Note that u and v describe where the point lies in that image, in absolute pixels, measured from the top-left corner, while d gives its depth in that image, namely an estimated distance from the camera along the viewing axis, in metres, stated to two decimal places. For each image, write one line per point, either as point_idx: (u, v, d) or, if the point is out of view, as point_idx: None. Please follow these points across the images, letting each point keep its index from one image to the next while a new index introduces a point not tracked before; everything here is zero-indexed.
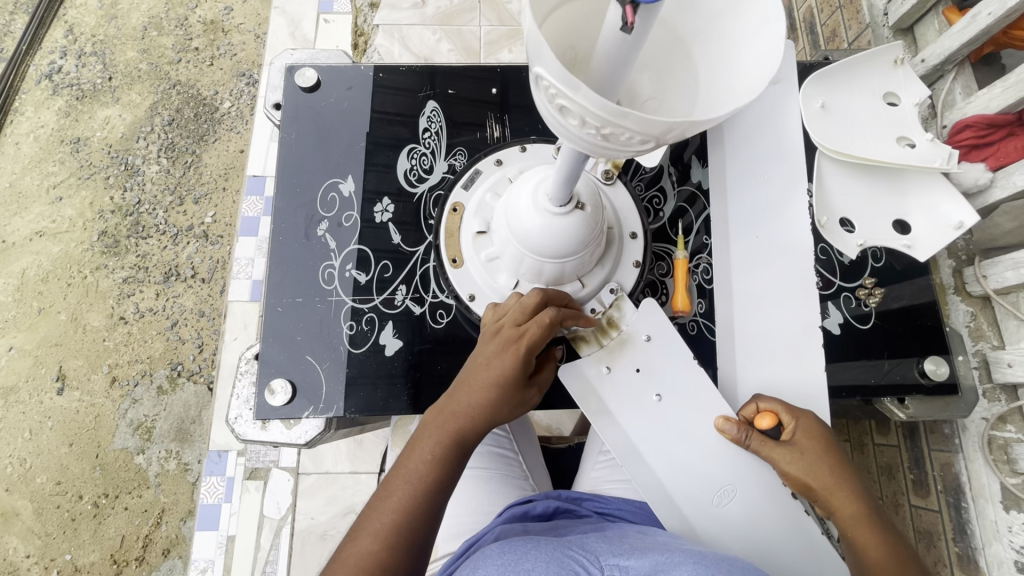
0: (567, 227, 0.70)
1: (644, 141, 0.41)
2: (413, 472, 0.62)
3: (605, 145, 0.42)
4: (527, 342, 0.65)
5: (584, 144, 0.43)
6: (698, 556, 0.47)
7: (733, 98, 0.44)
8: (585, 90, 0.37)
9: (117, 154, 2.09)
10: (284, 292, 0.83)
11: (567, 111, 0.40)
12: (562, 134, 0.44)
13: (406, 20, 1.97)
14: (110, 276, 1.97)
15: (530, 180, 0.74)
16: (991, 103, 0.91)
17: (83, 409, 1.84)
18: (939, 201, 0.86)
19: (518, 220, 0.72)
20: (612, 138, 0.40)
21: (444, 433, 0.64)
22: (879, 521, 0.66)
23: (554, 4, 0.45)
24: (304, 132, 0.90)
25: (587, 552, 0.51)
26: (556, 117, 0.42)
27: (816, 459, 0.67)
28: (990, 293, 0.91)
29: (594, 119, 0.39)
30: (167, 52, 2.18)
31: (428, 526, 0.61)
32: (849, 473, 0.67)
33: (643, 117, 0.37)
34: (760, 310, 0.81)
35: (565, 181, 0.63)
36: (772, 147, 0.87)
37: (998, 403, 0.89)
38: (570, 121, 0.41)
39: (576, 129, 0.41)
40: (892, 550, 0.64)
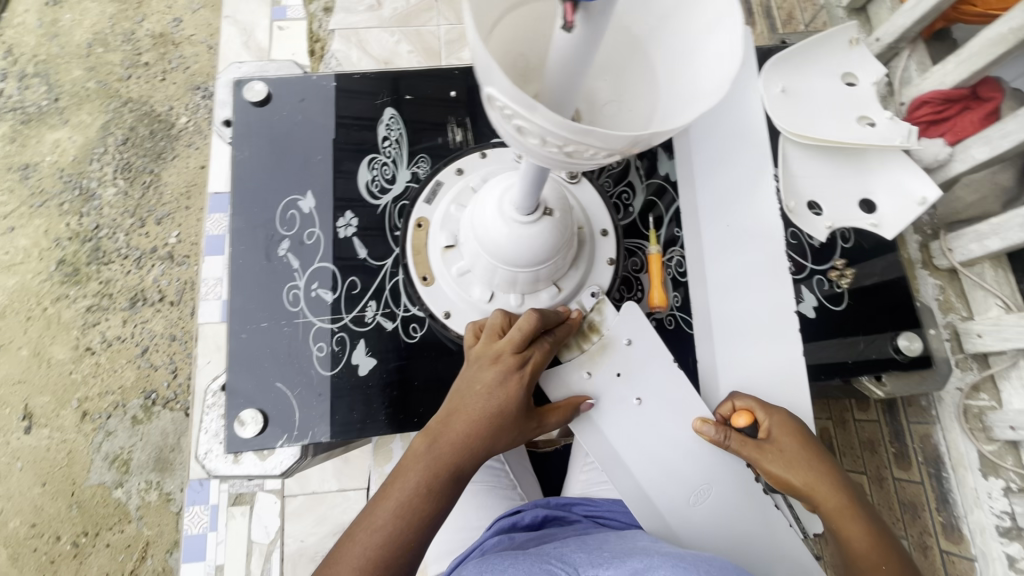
0: (536, 235, 0.68)
1: (608, 154, 0.39)
2: (404, 505, 0.59)
3: (568, 161, 0.40)
4: (529, 373, 0.64)
5: (547, 161, 0.41)
6: (678, 558, 0.46)
7: (693, 101, 0.42)
8: (542, 109, 0.35)
9: (69, 179, 2.00)
10: (248, 317, 0.79)
11: (526, 131, 0.38)
12: (522, 152, 0.42)
13: (363, 23, 1.93)
14: (72, 306, 1.88)
15: (494, 189, 0.72)
16: (946, 79, 0.93)
17: (54, 446, 1.76)
18: (904, 178, 0.87)
19: (486, 231, 0.70)
20: (576, 154, 0.38)
21: (437, 464, 0.61)
22: (861, 510, 0.66)
23: (499, 13, 0.43)
24: (258, 148, 0.86)
25: (565, 563, 0.49)
26: (516, 137, 0.40)
27: (796, 455, 0.67)
28: (956, 265, 0.93)
29: (555, 137, 0.37)
30: (116, 69, 2.09)
31: (418, 555, 0.59)
32: (827, 465, 0.68)
33: (608, 133, 0.35)
34: (735, 303, 0.80)
35: (531, 188, 0.61)
36: (735, 136, 0.87)
37: (970, 371, 0.91)
38: (529, 140, 0.39)
39: (538, 149, 0.39)
40: (875, 539, 0.64)
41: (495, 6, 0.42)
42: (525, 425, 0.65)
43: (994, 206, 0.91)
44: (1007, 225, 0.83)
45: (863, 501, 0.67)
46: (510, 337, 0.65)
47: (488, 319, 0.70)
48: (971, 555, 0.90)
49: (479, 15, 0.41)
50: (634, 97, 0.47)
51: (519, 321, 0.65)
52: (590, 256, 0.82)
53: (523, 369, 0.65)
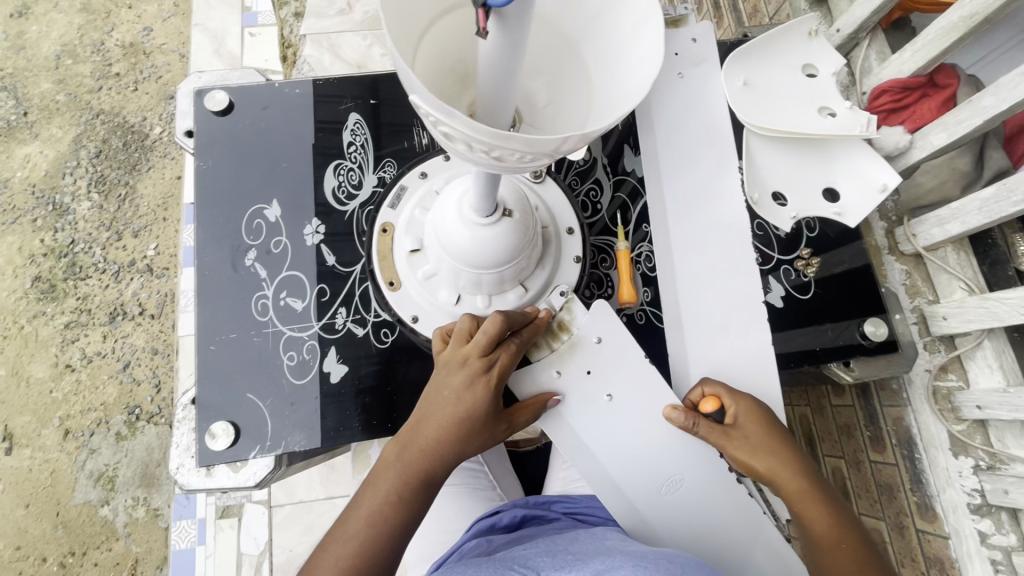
0: (497, 236, 0.68)
1: (536, 158, 0.39)
2: (375, 514, 0.59)
3: (498, 166, 0.40)
4: (496, 375, 0.64)
5: (478, 165, 0.41)
6: (639, 557, 0.47)
7: (621, 100, 0.43)
8: (461, 116, 0.35)
9: (42, 194, 1.96)
10: (216, 329, 0.78)
11: (453, 137, 0.38)
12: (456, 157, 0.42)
13: (335, 28, 1.91)
14: (49, 323, 1.85)
15: (453, 192, 0.72)
16: (903, 68, 0.95)
17: (37, 466, 1.73)
18: (864, 167, 0.88)
19: (447, 235, 0.70)
20: (503, 159, 0.39)
21: (406, 470, 0.61)
22: (824, 493, 0.67)
23: (429, 20, 0.44)
24: (220, 158, 0.85)
25: (528, 568, 0.49)
26: (446, 143, 0.40)
27: (760, 440, 0.68)
28: (921, 250, 0.94)
29: (480, 143, 0.37)
30: (86, 81, 2.06)
31: (392, 562, 0.60)
32: (792, 449, 0.69)
33: (527, 137, 0.35)
34: (704, 295, 0.81)
35: (486, 189, 0.61)
36: (697, 131, 0.88)
37: (938, 354, 0.93)
38: (458, 146, 0.39)
39: (466, 154, 0.39)
40: (837, 522, 0.65)
41: (423, 15, 0.43)
42: (496, 427, 0.65)
43: (954, 191, 0.92)
44: (967, 208, 0.85)
45: (828, 485, 0.68)
46: (476, 342, 0.64)
47: (457, 324, 0.69)
48: (945, 533, 0.92)
49: (405, 22, 0.41)
50: (570, 98, 0.48)
51: (485, 325, 0.65)
52: (556, 254, 0.83)
53: (490, 371, 0.64)
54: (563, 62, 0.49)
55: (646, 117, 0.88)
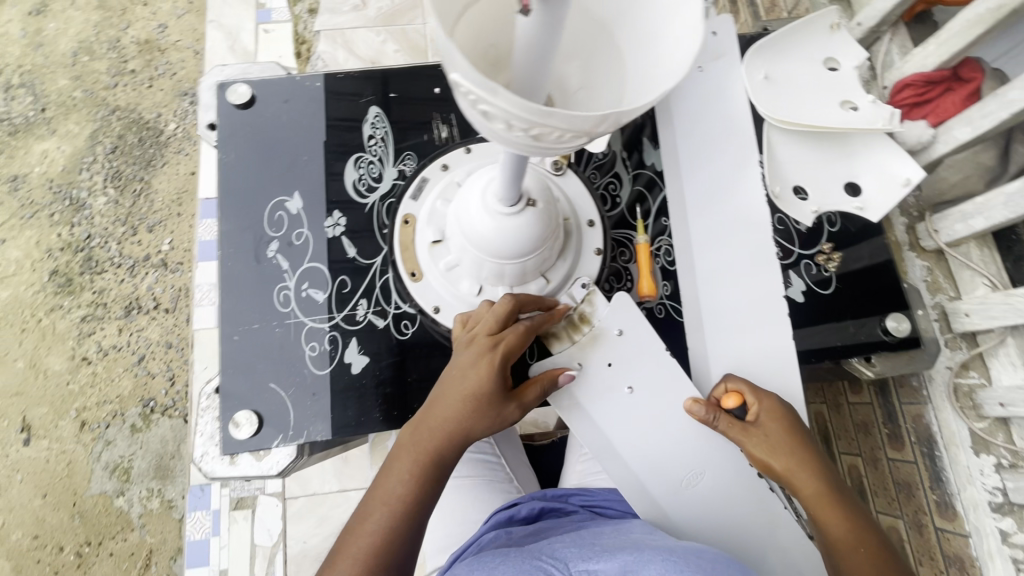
0: (521, 226, 0.68)
1: (573, 137, 0.39)
2: (393, 495, 0.61)
3: (534, 146, 0.40)
4: (502, 350, 0.64)
5: (514, 146, 0.41)
6: (667, 551, 0.47)
7: (654, 80, 0.43)
8: (504, 92, 0.35)
9: (59, 189, 1.99)
10: (239, 319, 0.79)
11: (492, 116, 0.38)
12: (491, 139, 0.42)
13: (349, 24, 1.92)
14: (67, 317, 1.88)
15: (477, 183, 0.73)
16: (927, 61, 0.94)
17: (54, 457, 1.76)
18: (887, 161, 0.87)
19: (471, 225, 0.70)
20: (541, 138, 0.39)
21: (419, 452, 0.62)
22: (841, 496, 0.66)
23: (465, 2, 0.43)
24: (243, 150, 0.86)
25: (555, 559, 0.50)
26: (484, 123, 0.40)
27: (778, 438, 0.68)
28: (943, 246, 0.94)
29: (520, 121, 0.37)
30: (102, 77, 2.08)
31: (411, 543, 0.60)
32: (811, 450, 0.69)
33: (569, 113, 0.35)
34: (725, 289, 0.81)
35: (512, 178, 0.61)
36: (719, 124, 0.87)
37: (959, 351, 0.92)
38: (496, 124, 0.39)
39: (504, 133, 0.39)
40: (853, 524, 0.65)
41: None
42: (507, 407, 0.65)
43: (978, 186, 0.91)
44: (991, 204, 0.84)
45: (846, 488, 0.68)
46: (484, 321, 0.66)
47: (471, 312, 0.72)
48: (965, 532, 0.91)
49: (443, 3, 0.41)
50: (603, 83, 0.48)
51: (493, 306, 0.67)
52: (577, 246, 0.83)
53: (497, 348, 0.65)
54: (593, 46, 0.49)
55: (666, 111, 0.89)
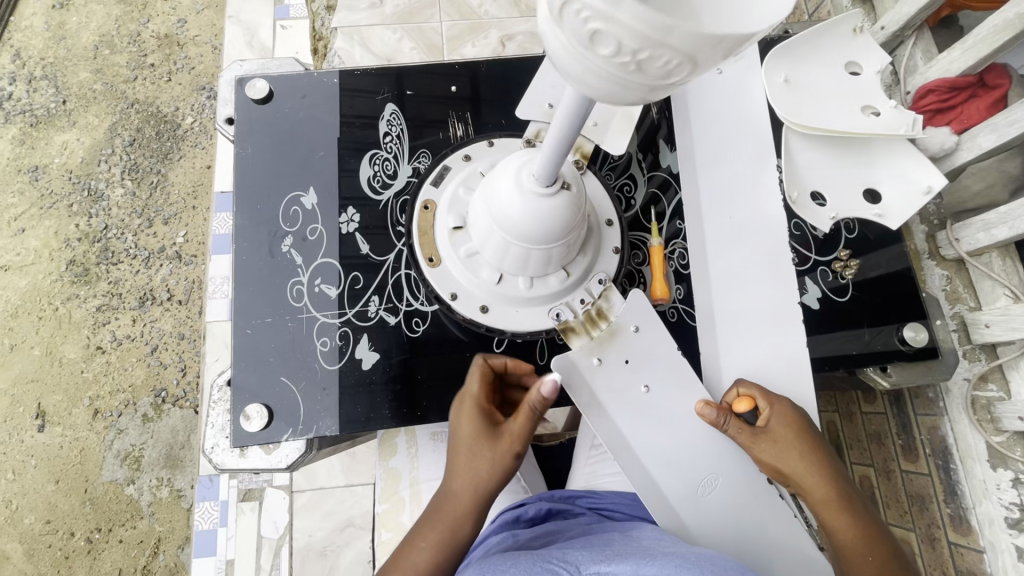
0: (554, 208, 0.68)
1: (677, 72, 0.36)
2: (416, 567, 0.61)
3: (632, 79, 0.37)
4: (478, 397, 0.68)
5: (609, 80, 0.37)
6: (681, 559, 0.46)
7: None
8: (628, 3, 0.32)
9: (78, 180, 2.02)
10: (252, 312, 0.80)
11: (600, 37, 0.35)
12: (583, 74, 0.38)
13: (365, 21, 1.93)
14: (83, 306, 1.90)
15: (510, 163, 0.72)
16: (952, 66, 0.92)
17: (67, 444, 1.79)
18: (908, 167, 0.86)
19: (499, 206, 0.70)
20: (645, 67, 0.35)
21: (432, 519, 0.64)
22: (851, 503, 0.65)
23: None
24: (260, 144, 0.87)
25: (566, 562, 0.49)
26: (585, 48, 0.36)
27: (789, 443, 0.67)
28: (963, 255, 0.92)
29: (632, 39, 0.34)
30: (122, 71, 2.11)
31: None
32: (821, 457, 0.67)
33: (691, 30, 0.32)
34: (742, 293, 0.80)
35: (556, 156, 0.59)
36: (739, 126, 0.86)
37: (978, 363, 0.91)
38: (600, 49, 0.36)
39: (607, 60, 0.36)
40: (862, 533, 0.63)
41: None
42: (508, 459, 0.64)
43: (1001, 196, 0.90)
44: (1015, 213, 0.82)
45: (859, 496, 0.66)
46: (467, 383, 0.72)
47: None
48: (979, 547, 0.89)
49: None
50: None
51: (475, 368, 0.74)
52: (597, 245, 0.82)
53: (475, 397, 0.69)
54: None
55: (684, 112, 0.88)
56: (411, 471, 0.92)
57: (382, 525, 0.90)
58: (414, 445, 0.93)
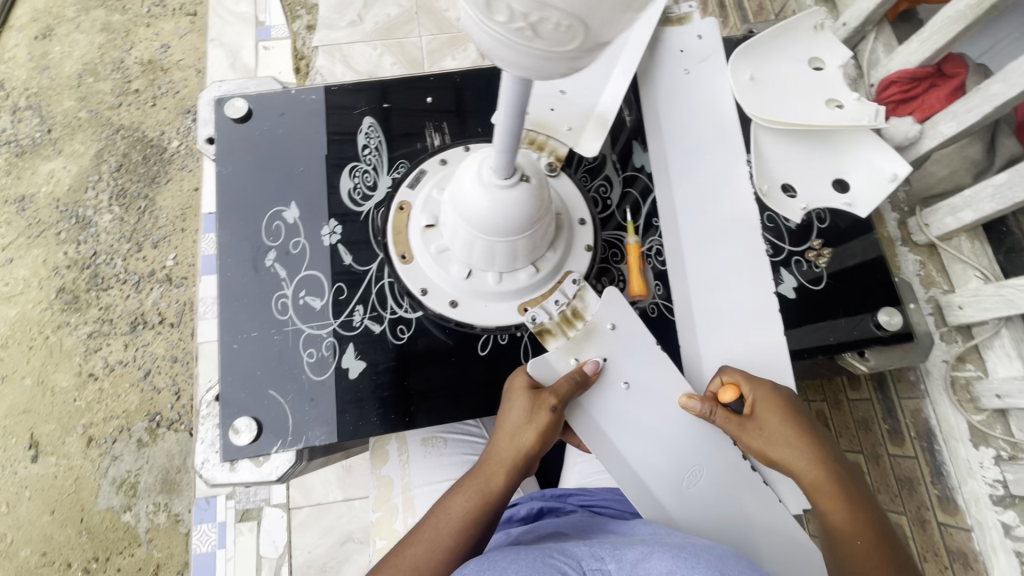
0: (516, 201, 0.69)
1: (574, 37, 0.37)
2: (455, 518, 0.64)
3: (533, 46, 0.38)
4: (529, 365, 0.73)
5: (515, 51, 0.38)
6: (678, 549, 0.43)
7: None
8: None
9: (65, 209, 2.02)
10: (239, 327, 0.81)
11: (493, 5, 0.35)
12: (492, 47, 0.39)
13: (345, 39, 1.96)
14: (73, 333, 1.90)
15: (474, 158, 0.74)
16: (911, 58, 0.95)
17: (61, 473, 1.77)
18: (873, 157, 0.89)
19: (465, 201, 0.72)
20: (540, 31, 0.36)
21: (476, 474, 0.69)
22: (839, 483, 0.66)
23: None
24: (241, 163, 0.88)
25: (567, 555, 0.44)
26: (483, 16, 0.37)
27: (778, 428, 0.68)
28: (934, 240, 0.94)
29: (520, 4, 0.34)
30: (106, 98, 2.13)
31: (461, 546, 0.63)
32: (807, 437, 0.68)
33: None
34: (717, 286, 0.81)
35: (508, 150, 0.62)
36: (710, 127, 0.89)
37: (955, 344, 0.93)
38: (496, 17, 0.36)
39: (504, 28, 0.37)
40: (852, 516, 0.64)
41: None
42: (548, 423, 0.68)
43: (966, 179, 0.92)
44: (979, 196, 0.85)
45: (849, 475, 0.67)
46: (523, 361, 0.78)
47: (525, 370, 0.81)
48: (968, 526, 0.90)
49: None
50: None
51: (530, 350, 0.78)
52: (568, 242, 0.84)
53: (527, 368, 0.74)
54: None
55: (655, 111, 0.90)
56: (403, 477, 0.92)
57: (378, 533, 0.91)
58: (404, 451, 0.93)
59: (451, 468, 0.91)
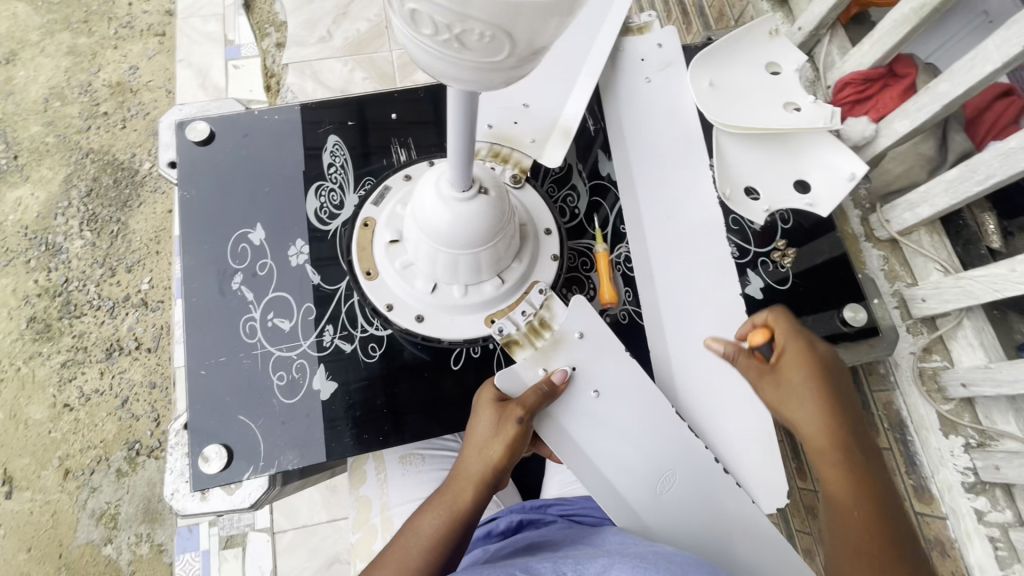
0: (475, 213, 0.70)
1: (500, 49, 0.37)
2: (424, 536, 0.65)
3: (463, 58, 0.38)
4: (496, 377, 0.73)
5: (446, 63, 0.39)
6: (642, 559, 0.44)
7: None
8: None
9: (34, 236, 1.98)
10: (206, 353, 0.80)
11: (418, 18, 0.36)
12: (426, 60, 0.40)
13: (316, 55, 1.97)
14: (46, 363, 1.85)
15: (433, 173, 0.74)
16: (863, 60, 0.98)
17: (38, 508, 1.72)
18: (830, 157, 0.91)
19: (425, 215, 0.72)
20: (466, 43, 0.37)
21: (447, 492, 0.69)
22: (845, 449, 0.70)
23: None
24: (204, 186, 0.87)
25: (532, 571, 0.45)
26: (413, 30, 0.38)
27: (799, 380, 0.74)
28: (896, 235, 0.96)
29: (442, 16, 0.35)
30: (74, 121, 2.09)
31: (430, 565, 0.62)
32: (828, 400, 0.73)
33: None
34: (683, 290, 0.83)
35: (462, 163, 0.62)
36: (670, 135, 0.91)
37: (921, 336, 0.94)
38: (424, 30, 0.37)
39: (433, 40, 0.37)
40: (850, 476, 0.69)
41: None
42: (514, 435, 0.67)
43: (921, 175, 0.95)
44: (934, 191, 0.87)
45: (861, 446, 0.71)
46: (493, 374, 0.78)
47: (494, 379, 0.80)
48: (942, 514, 0.91)
49: None
50: None
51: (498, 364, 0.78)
52: (534, 252, 0.85)
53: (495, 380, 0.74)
54: None
55: (618, 121, 0.92)
56: (381, 497, 0.91)
57: (358, 554, 0.90)
58: (382, 469, 0.92)
59: (428, 485, 0.90)
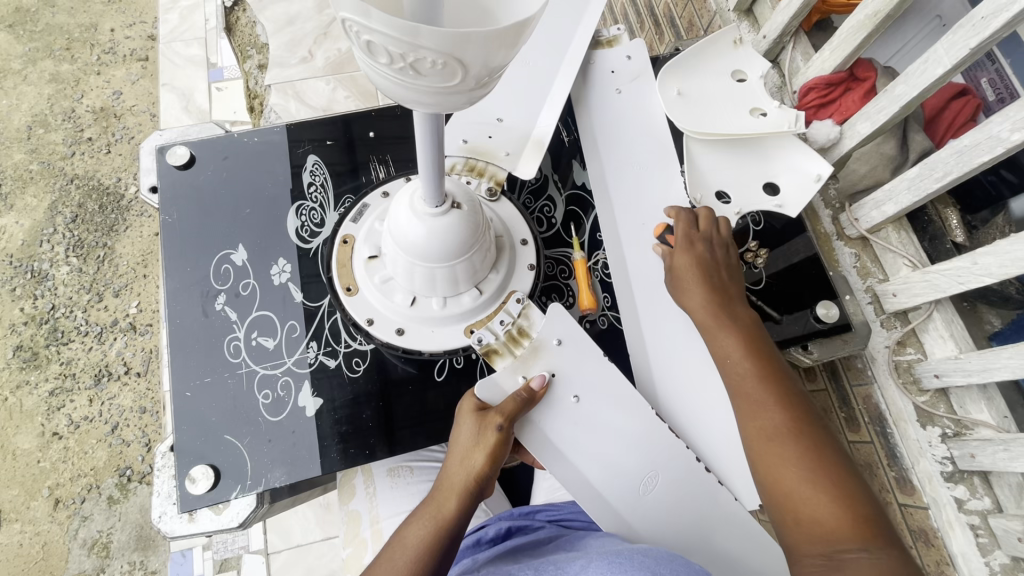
0: (449, 227, 0.71)
1: (452, 74, 0.39)
2: (410, 546, 0.65)
3: (419, 83, 0.40)
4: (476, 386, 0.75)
5: (402, 87, 0.41)
6: (615, 553, 0.47)
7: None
8: (376, 14, 0.35)
9: (20, 264, 1.97)
10: (191, 374, 0.80)
11: (374, 48, 0.38)
12: (386, 86, 0.42)
13: (298, 76, 1.99)
14: (34, 392, 1.83)
15: (407, 190, 0.75)
16: (824, 66, 1.01)
17: (27, 540, 1.69)
18: (798, 159, 0.94)
19: (401, 231, 0.73)
20: (420, 70, 0.38)
21: (434, 502, 0.70)
22: (730, 318, 0.76)
23: None
24: (185, 209, 0.89)
25: None
26: (370, 58, 0.39)
27: (685, 271, 0.81)
28: (865, 233, 0.99)
29: (395, 46, 0.37)
30: (59, 149, 2.10)
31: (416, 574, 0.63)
32: (711, 279, 0.80)
33: (435, 29, 0.34)
34: (658, 294, 0.84)
35: (434, 179, 0.64)
36: (641, 144, 0.94)
37: (895, 329, 0.96)
38: (380, 59, 0.39)
39: (389, 68, 0.39)
40: (737, 350, 0.73)
41: None
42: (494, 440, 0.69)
43: (885, 174, 0.97)
44: (897, 189, 0.90)
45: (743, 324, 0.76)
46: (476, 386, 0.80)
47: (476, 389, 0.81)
48: (925, 505, 0.93)
49: None
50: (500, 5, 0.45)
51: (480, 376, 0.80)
52: (510, 263, 0.87)
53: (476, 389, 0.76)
54: None
55: (590, 131, 0.95)
56: (371, 510, 0.91)
57: (350, 569, 0.91)
58: (371, 483, 0.92)
59: (417, 496, 0.91)
